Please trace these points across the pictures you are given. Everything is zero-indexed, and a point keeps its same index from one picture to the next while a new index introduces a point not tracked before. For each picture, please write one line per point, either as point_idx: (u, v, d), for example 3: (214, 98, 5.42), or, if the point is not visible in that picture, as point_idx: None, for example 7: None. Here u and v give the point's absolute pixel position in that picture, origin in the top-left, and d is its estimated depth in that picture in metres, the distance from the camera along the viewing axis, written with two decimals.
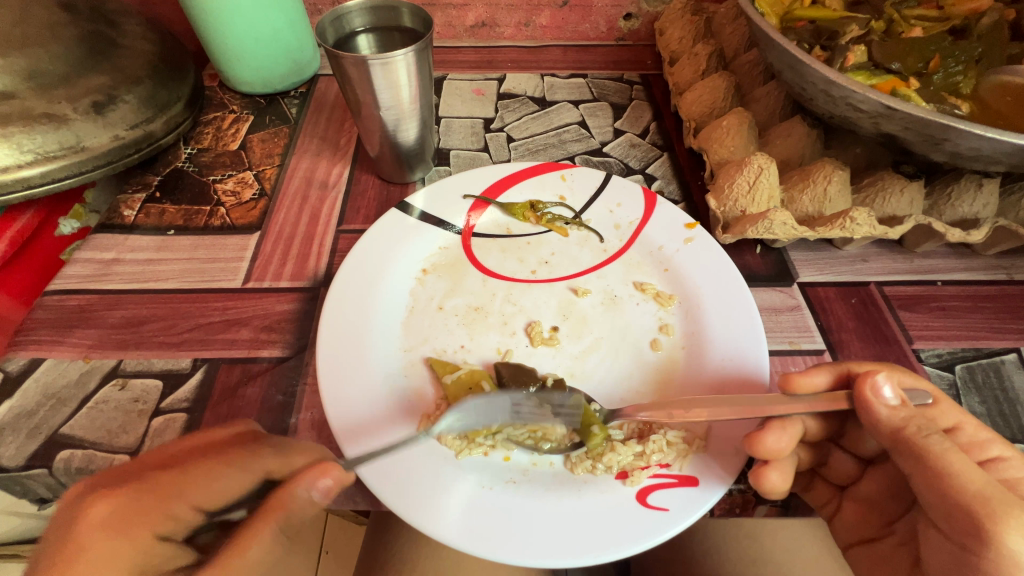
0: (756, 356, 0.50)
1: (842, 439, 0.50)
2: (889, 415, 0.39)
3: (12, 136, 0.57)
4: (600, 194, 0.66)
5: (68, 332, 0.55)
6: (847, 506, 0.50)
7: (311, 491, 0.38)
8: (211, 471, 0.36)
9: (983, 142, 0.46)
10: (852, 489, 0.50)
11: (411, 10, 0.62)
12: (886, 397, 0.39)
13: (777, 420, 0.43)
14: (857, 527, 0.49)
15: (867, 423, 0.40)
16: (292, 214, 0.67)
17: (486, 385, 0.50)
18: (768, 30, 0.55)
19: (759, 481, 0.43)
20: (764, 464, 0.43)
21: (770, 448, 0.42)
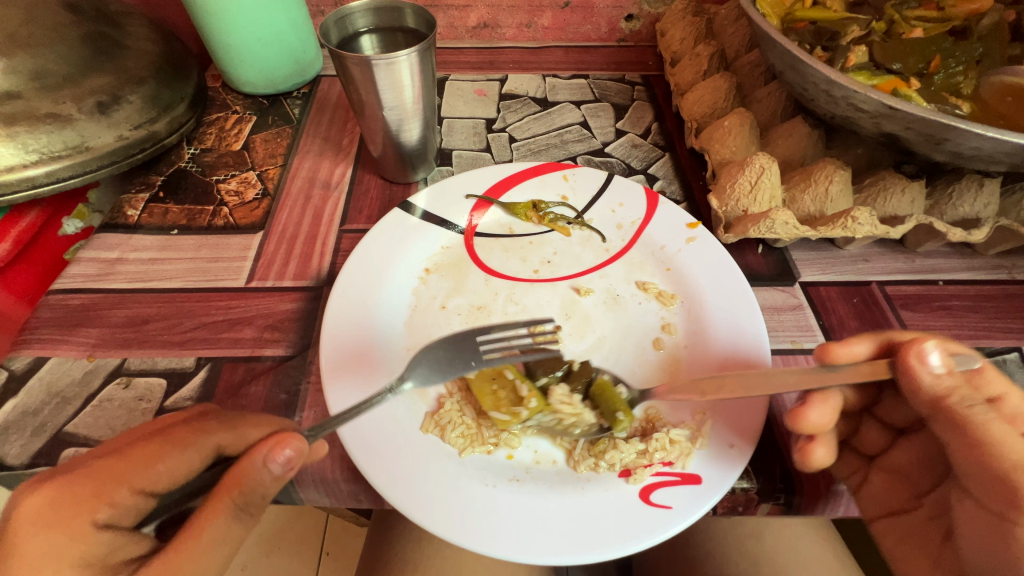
0: (759, 354, 0.50)
1: (876, 408, 0.50)
2: (933, 382, 0.39)
3: (17, 136, 0.58)
4: (602, 194, 0.67)
5: (73, 331, 0.55)
6: (876, 477, 0.48)
7: (269, 464, 0.38)
8: (155, 454, 0.37)
9: (983, 141, 0.47)
10: (880, 460, 0.48)
11: (414, 10, 0.62)
12: (933, 364, 0.39)
13: (819, 394, 0.44)
14: (884, 499, 0.47)
15: (910, 391, 0.40)
16: (295, 214, 0.67)
17: (509, 373, 0.50)
18: (769, 30, 0.55)
19: (805, 457, 0.44)
20: (808, 441, 0.44)
21: (814, 423, 0.43)
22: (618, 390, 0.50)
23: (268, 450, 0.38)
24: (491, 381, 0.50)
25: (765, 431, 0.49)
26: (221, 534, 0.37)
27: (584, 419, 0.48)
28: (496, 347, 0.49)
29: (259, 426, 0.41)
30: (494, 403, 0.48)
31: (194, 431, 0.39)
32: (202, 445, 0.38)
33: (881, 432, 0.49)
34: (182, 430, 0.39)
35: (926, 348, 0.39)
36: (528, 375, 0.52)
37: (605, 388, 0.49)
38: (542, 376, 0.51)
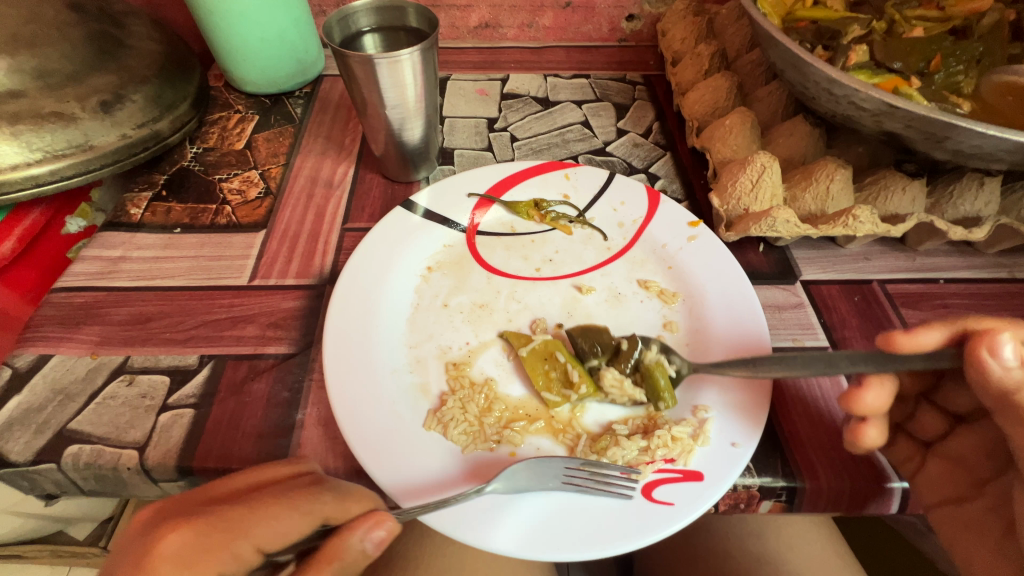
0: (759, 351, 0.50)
1: (935, 394, 0.48)
2: (1003, 375, 0.37)
3: (21, 135, 0.58)
4: (603, 193, 0.67)
5: (76, 329, 0.56)
6: (932, 463, 0.46)
7: (364, 542, 0.37)
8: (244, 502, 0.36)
9: (984, 139, 0.47)
10: (937, 447, 0.47)
11: (416, 9, 0.62)
12: (1006, 357, 0.37)
13: (876, 374, 0.42)
14: (942, 486, 0.45)
15: (978, 381, 0.39)
16: (298, 212, 0.68)
17: (559, 355, 0.52)
18: (770, 29, 0.55)
19: (855, 437, 0.44)
20: (860, 421, 0.44)
21: (868, 406, 0.42)
22: (663, 369, 0.50)
23: (366, 528, 0.37)
24: (542, 361, 0.52)
25: (767, 426, 0.49)
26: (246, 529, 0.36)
27: (635, 398, 0.50)
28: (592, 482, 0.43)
29: (360, 500, 0.40)
30: (546, 382, 0.51)
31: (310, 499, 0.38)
32: (313, 514, 0.37)
33: (939, 419, 0.47)
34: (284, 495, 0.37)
35: (999, 340, 0.37)
36: (579, 358, 0.54)
37: (651, 370, 0.50)
38: (591, 357, 0.53)
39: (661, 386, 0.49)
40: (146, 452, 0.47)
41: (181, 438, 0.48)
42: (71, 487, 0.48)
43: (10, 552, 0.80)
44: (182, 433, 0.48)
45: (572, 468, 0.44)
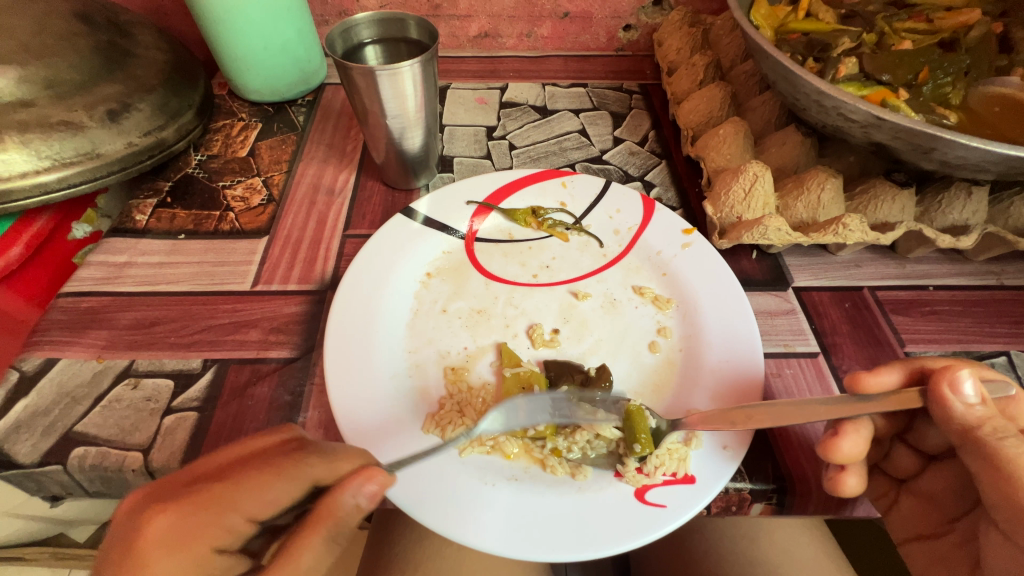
0: (751, 357, 0.51)
1: (908, 435, 0.50)
2: (965, 412, 0.39)
3: (31, 143, 0.59)
4: (600, 200, 0.68)
5: (82, 332, 0.57)
6: (905, 500, 0.50)
7: (357, 497, 0.38)
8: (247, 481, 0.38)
9: (967, 150, 0.48)
10: (912, 484, 0.50)
11: (417, 22, 0.64)
12: (966, 393, 0.39)
13: (850, 422, 0.44)
14: (914, 522, 0.49)
15: (941, 418, 0.40)
16: (300, 219, 0.69)
17: (538, 389, 0.51)
18: (761, 42, 0.57)
19: (836, 487, 0.44)
20: (839, 470, 0.45)
21: (846, 454, 0.43)
22: (645, 417, 0.48)
23: (357, 484, 0.38)
24: (520, 388, 0.52)
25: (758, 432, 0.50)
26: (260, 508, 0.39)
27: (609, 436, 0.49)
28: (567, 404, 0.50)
29: (349, 456, 0.40)
30: None
31: (294, 463, 0.38)
32: (301, 476, 0.38)
33: (913, 457, 0.50)
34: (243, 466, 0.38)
35: (959, 376, 0.39)
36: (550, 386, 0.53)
37: (633, 416, 0.48)
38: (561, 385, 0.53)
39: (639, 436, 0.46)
40: (150, 454, 0.48)
41: (184, 440, 0.49)
42: (76, 488, 0.49)
43: (11, 555, 0.80)
44: (186, 435, 0.49)
45: (558, 395, 0.51)
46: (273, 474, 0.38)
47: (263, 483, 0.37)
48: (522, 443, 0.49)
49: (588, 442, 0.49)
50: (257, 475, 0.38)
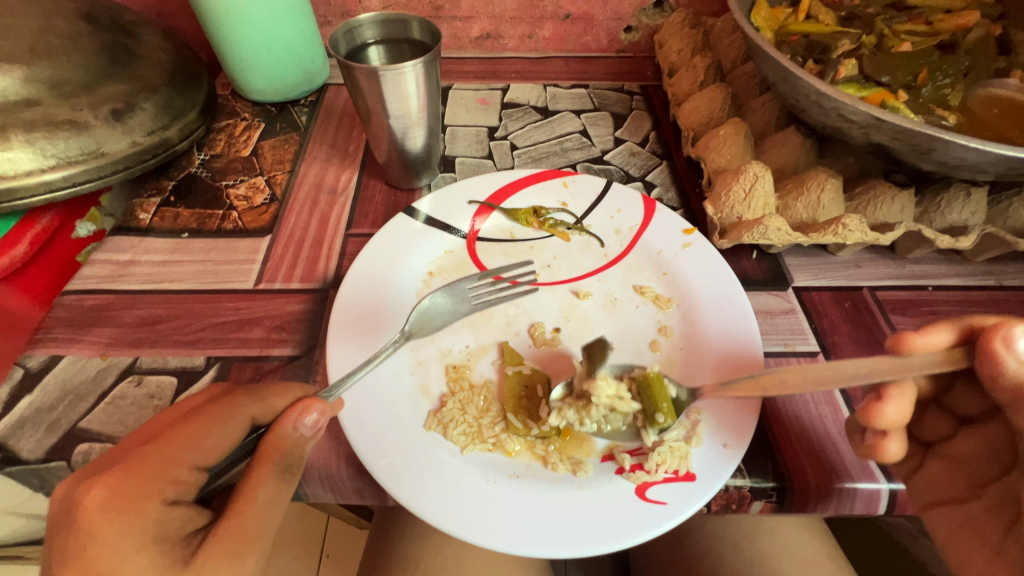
0: (750, 342, 0.53)
1: (944, 397, 0.50)
2: (1019, 369, 0.37)
3: (36, 141, 0.60)
4: (601, 201, 0.68)
5: (86, 330, 0.57)
6: (933, 462, 0.48)
7: (300, 427, 0.41)
8: (199, 432, 0.40)
9: (968, 151, 0.48)
10: (939, 448, 0.49)
11: (420, 23, 0.64)
12: (1021, 349, 0.37)
13: (895, 386, 0.43)
14: (941, 485, 0.47)
15: (989, 377, 0.39)
16: (303, 218, 0.69)
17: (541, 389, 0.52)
18: (762, 43, 0.57)
19: (877, 453, 0.44)
20: (881, 436, 0.44)
21: (890, 419, 0.42)
22: (665, 386, 0.50)
23: (296, 415, 0.42)
24: (522, 386, 0.53)
25: (758, 429, 0.50)
26: (271, 496, 0.41)
27: (627, 410, 0.50)
28: (485, 292, 0.60)
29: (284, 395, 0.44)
30: (515, 406, 0.51)
31: (227, 406, 0.41)
32: (237, 417, 0.41)
33: (945, 421, 0.49)
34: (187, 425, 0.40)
35: (1014, 332, 0.37)
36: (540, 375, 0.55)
37: (652, 381, 0.50)
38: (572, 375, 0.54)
39: (660, 406, 0.49)
40: None
41: None
42: None
43: (12, 554, 0.81)
44: None
45: (475, 283, 0.60)
46: (211, 420, 0.41)
47: (204, 432, 0.40)
48: (525, 441, 0.50)
49: (603, 418, 0.50)
50: (190, 426, 0.40)
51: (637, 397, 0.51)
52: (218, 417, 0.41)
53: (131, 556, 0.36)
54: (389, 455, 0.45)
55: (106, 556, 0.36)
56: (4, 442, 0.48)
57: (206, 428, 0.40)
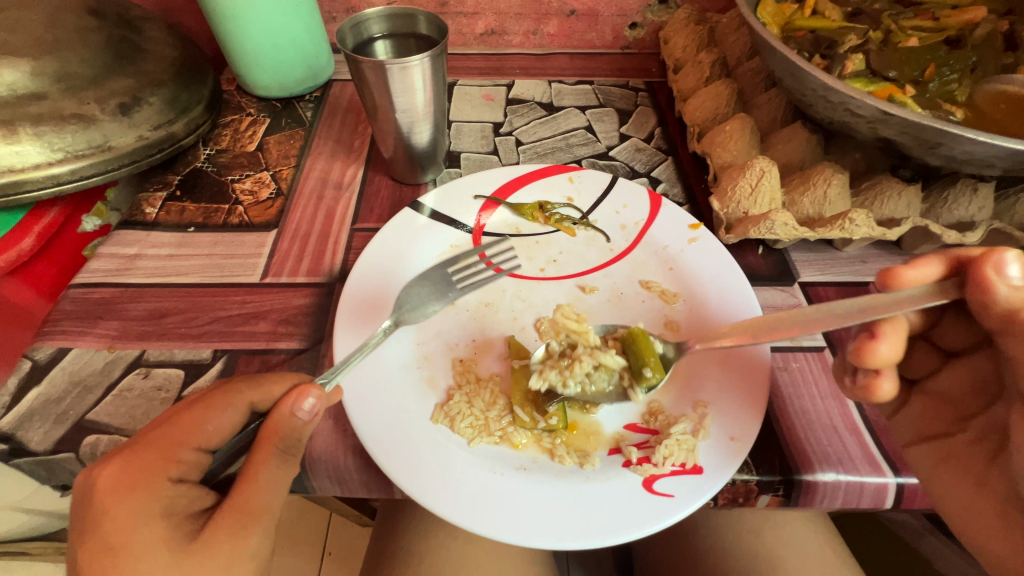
0: (745, 294, 0.56)
1: (931, 333, 0.49)
2: (1010, 295, 0.37)
3: (44, 135, 0.60)
4: (607, 196, 0.68)
5: (94, 323, 0.57)
6: (917, 401, 0.49)
7: (297, 411, 0.41)
8: (201, 417, 0.41)
9: (974, 145, 0.48)
10: (926, 385, 0.49)
11: (427, 17, 0.64)
12: (1011, 275, 0.37)
13: (888, 324, 0.43)
14: (924, 422, 0.47)
15: (980, 304, 0.39)
16: (309, 213, 0.69)
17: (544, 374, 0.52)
18: (769, 38, 0.57)
19: (871, 393, 0.45)
20: (874, 376, 0.44)
21: (882, 358, 0.42)
22: (652, 343, 0.53)
23: (292, 400, 0.42)
24: (527, 379, 0.53)
25: (765, 423, 0.51)
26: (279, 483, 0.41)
27: (610, 365, 0.53)
28: (463, 276, 0.60)
29: (280, 383, 0.44)
30: (521, 399, 0.51)
31: (225, 392, 0.42)
32: (236, 403, 0.42)
33: (933, 355, 0.49)
34: (189, 413, 0.41)
35: (1006, 258, 0.37)
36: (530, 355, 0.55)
37: (639, 338, 0.53)
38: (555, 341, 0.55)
39: (649, 361, 0.51)
40: None
41: None
42: None
43: (16, 548, 0.82)
44: None
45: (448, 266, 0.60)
46: (211, 405, 0.41)
47: (208, 418, 0.41)
48: (532, 434, 0.50)
49: (586, 377, 0.53)
50: (191, 411, 0.41)
51: (624, 354, 0.54)
52: (217, 403, 0.41)
53: (140, 537, 0.37)
54: (398, 453, 0.45)
55: (116, 531, 0.37)
56: (12, 433, 0.48)
57: (208, 413, 0.41)
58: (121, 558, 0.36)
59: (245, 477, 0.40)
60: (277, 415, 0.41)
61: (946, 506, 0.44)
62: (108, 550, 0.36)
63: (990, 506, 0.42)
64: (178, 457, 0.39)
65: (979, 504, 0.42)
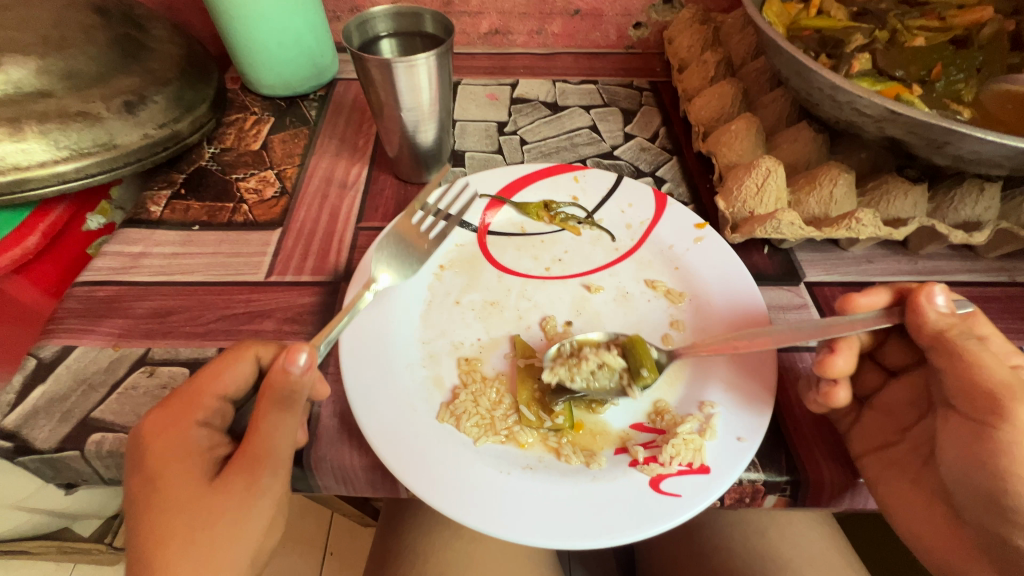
0: (751, 298, 0.56)
1: (876, 351, 0.51)
2: (937, 318, 0.43)
3: (50, 133, 0.60)
4: (612, 195, 0.68)
5: (99, 321, 0.57)
6: (867, 416, 0.49)
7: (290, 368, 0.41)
8: (219, 371, 0.45)
9: (982, 145, 0.48)
10: (873, 400, 0.49)
11: (433, 16, 0.64)
12: (939, 303, 0.43)
13: (844, 340, 0.47)
14: (873, 435, 0.47)
15: (913, 327, 0.44)
16: (313, 211, 0.69)
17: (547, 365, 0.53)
18: (775, 37, 0.57)
19: (828, 400, 0.47)
20: (831, 384, 0.47)
21: (839, 370, 0.46)
22: (649, 347, 0.53)
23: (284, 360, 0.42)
24: (533, 377, 0.53)
25: (771, 423, 0.50)
26: None
27: (613, 365, 0.53)
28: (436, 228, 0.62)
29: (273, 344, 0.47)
30: (527, 398, 0.51)
31: (235, 349, 0.46)
32: (245, 357, 0.46)
33: (878, 373, 0.50)
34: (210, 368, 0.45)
35: (936, 288, 0.43)
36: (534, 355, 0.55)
37: (638, 343, 0.53)
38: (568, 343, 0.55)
39: (646, 363, 0.51)
40: None
41: None
42: (92, 475, 0.49)
43: (18, 548, 0.82)
44: None
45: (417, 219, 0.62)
46: (225, 360, 0.45)
47: (223, 371, 0.45)
48: (538, 433, 0.50)
49: (592, 374, 0.53)
50: (212, 366, 0.45)
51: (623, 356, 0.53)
52: (230, 357, 0.45)
53: (174, 475, 0.42)
54: (404, 452, 0.45)
55: (155, 467, 0.42)
56: (18, 431, 0.48)
57: (223, 366, 0.45)
58: (157, 490, 0.41)
59: (261, 450, 0.42)
60: (272, 372, 0.42)
61: (890, 508, 0.46)
62: (149, 483, 0.42)
63: (920, 502, 0.44)
64: (198, 412, 0.43)
65: (914, 503, 0.45)
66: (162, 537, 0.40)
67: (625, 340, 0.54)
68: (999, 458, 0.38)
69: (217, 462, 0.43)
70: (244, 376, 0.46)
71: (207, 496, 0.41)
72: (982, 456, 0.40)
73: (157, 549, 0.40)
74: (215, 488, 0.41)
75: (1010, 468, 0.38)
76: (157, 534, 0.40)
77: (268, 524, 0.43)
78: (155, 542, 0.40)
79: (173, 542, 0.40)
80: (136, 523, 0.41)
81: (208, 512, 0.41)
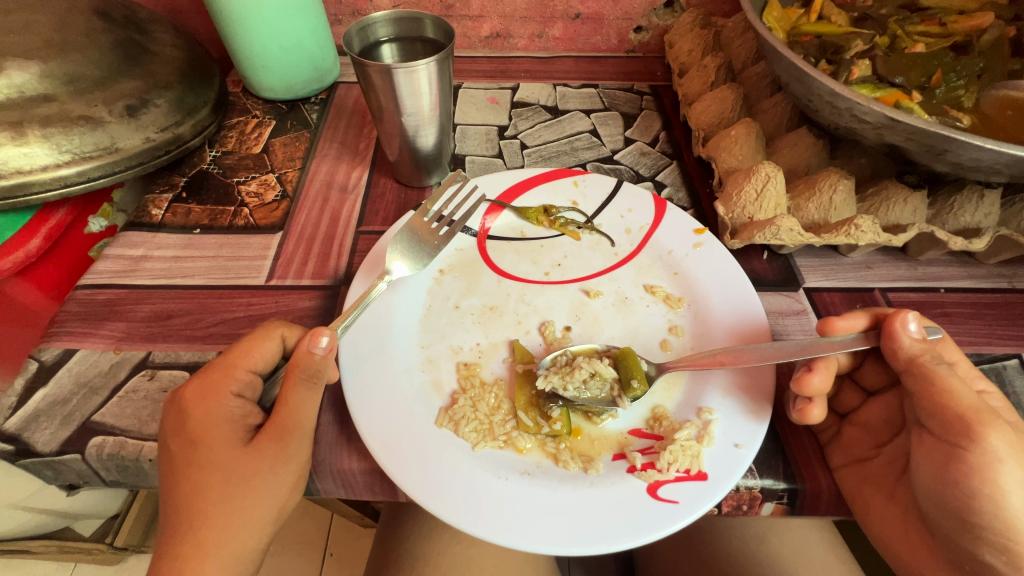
0: (754, 314, 0.55)
1: (856, 372, 0.52)
2: (911, 345, 0.44)
3: (52, 137, 0.60)
4: (611, 200, 0.68)
5: (99, 324, 0.57)
6: (846, 430, 0.50)
7: (311, 346, 0.44)
8: (249, 346, 0.46)
9: (982, 152, 0.48)
10: (853, 416, 0.50)
11: (433, 21, 0.65)
12: (912, 330, 0.44)
13: (823, 360, 0.47)
14: (850, 448, 0.48)
15: (888, 351, 0.45)
16: (313, 215, 0.69)
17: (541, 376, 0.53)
18: (775, 43, 0.57)
19: (802, 416, 0.47)
20: (807, 402, 0.47)
21: (816, 387, 0.46)
22: (639, 359, 0.53)
23: (309, 340, 0.45)
24: (529, 385, 0.53)
25: (768, 430, 0.50)
26: None
27: (603, 374, 0.52)
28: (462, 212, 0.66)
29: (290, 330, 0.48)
30: (524, 404, 0.52)
31: (264, 328, 0.48)
32: (272, 336, 0.47)
33: (856, 393, 0.52)
34: (246, 340, 0.47)
35: (908, 316, 0.45)
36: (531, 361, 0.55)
37: (628, 355, 0.53)
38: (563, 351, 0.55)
39: (637, 373, 0.51)
40: None
41: None
42: (93, 477, 0.49)
43: (19, 548, 0.83)
44: None
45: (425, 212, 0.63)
46: (256, 336, 0.47)
47: (252, 346, 0.46)
48: (535, 439, 0.50)
49: (586, 381, 0.52)
50: (244, 341, 0.47)
51: (615, 367, 0.53)
52: (259, 335, 0.47)
53: (206, 442, 0.42)
54: (401, 456, 0.45)
55: (196, 428, 0.43)
56: (18, 434, 0.49)
57: (252, 343, 0.46)
58: (194, 453, 0.42)
59: (271, 446, 0.43)
60: (297, 353, 0.44)
61: (867, 521, 0.47)
62: (188, 442, 0.43)
63: (895, 515, 0.46)
64: (207, 408, 0.43)
65: (889, 516, 0.46)
66: (199, 488, 0.41)
67: (619, 350, 0.54)
68: (969, 479, 0.39)
69: (250, 429, 0.44)
70: (273, 356, 0.47)
71: (240, 461, 0.42)
72: (952, 474, 0.41)
73: (196, 501, 0.41)
74: (250, 450, 0.42)
75: (978, 489, 0.39)
76: (193, 489, 0.41)
77: (293, 485, 0.44)
78: (194, 494, 0.41)
79: (213, 492, 0.41)
80: (172, 480, 0.42)
81: (240, 473, 0.42)
